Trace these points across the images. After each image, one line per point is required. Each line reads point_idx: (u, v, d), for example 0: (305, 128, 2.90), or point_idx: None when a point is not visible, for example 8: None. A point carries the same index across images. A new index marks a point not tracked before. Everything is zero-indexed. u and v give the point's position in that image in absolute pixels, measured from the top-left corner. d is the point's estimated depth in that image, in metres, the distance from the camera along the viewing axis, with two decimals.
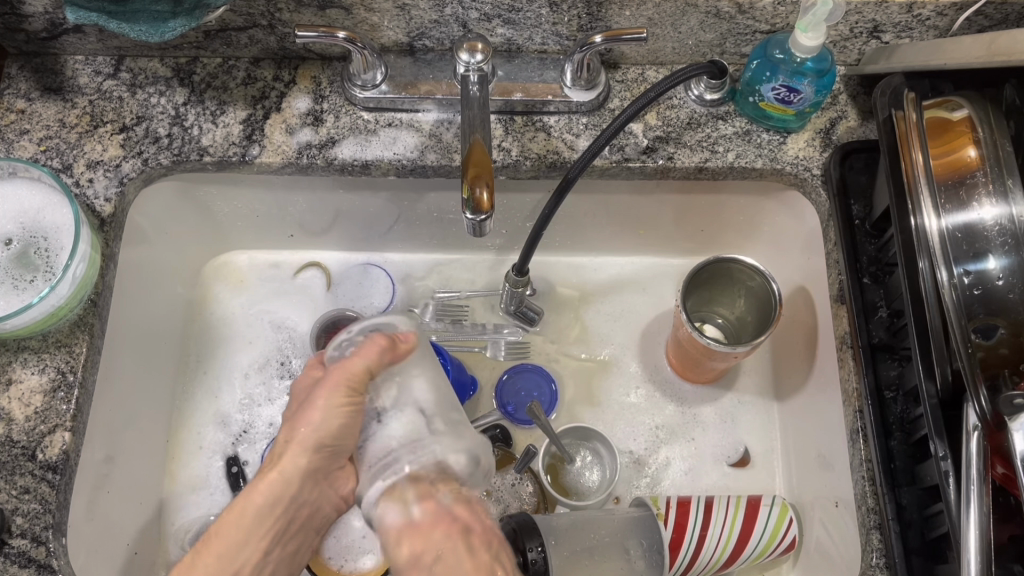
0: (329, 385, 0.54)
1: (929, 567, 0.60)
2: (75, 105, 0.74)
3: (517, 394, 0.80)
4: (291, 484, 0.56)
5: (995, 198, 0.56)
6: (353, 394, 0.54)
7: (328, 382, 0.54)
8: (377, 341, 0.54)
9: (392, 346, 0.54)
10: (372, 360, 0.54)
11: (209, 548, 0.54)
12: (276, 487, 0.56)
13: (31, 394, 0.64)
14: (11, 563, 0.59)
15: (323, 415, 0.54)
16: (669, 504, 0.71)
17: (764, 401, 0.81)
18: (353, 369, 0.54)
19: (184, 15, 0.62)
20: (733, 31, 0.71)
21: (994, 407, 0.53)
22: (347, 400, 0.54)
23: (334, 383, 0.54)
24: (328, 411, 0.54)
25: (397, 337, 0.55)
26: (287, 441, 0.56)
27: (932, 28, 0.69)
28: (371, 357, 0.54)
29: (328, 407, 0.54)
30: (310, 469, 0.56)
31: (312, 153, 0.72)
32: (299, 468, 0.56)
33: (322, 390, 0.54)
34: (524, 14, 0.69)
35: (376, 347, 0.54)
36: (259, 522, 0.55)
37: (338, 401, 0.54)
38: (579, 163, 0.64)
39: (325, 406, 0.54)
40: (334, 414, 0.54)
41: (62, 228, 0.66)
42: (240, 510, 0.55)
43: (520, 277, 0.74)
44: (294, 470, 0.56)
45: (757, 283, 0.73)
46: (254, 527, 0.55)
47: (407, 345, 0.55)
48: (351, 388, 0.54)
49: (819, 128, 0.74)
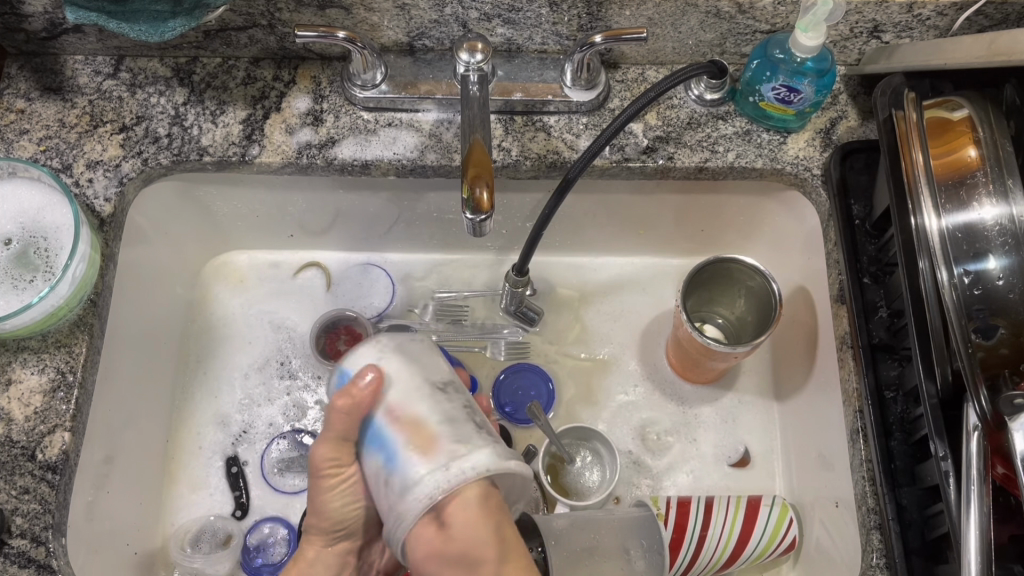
0: (314, 471, 0.54)
1: (929, 567, 0.59)
2: (75, 105, 0.74)
3: (515, 393, 0.80)
4: (321, 571, 0.60)
5: (995, 198, 0.56)
6: (340, 469, 0.54)
7: (313, 468, 0.55)
8: (339, 402, 0.50)
9: (352, 396, 0.50)
10: (345, 426, 0.51)
11: None
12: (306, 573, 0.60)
13: (31, 394, 0.64)
14: (11, 563, 0.59)
15: (325, 498, 0.56)
16: (669, 504, 0.71)
17: (764, 401, 0.81)
18: (325, 447, 0.53)
19: (184, 15, 0.62)
20: (733, 31, 0.71)
21: (994, 407, 0.53)
22: (341, 478, 0.55)
23: (314, 467, 0.54)
24: (330, 494, 0.56)
25: (356, 383, 0.50)
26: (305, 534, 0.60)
27: (932, 28, 0.69)
28: (342, 422, 0.51)
29: (326, 492, 0.55)
30: (338, 551, 0.61)
31: (312, 153, 0.72)
32: (329, 555, 0.61)
33: (315, 478, 0.55)
34: (524, 14, 0.69)
35: (339, 409, 0.50)
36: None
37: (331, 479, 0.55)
38: (579, 163, 0.64)
39: (325, 492, 0.55)
40: (338, 494, 0.56)
41: (62, 228, 0.66)
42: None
43: (521, 277, 0.74)
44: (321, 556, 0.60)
45: (758, 283, 0.73)
46: None
47: (371, 391, 0.50)
48: (334, 467, 0.54)
49: (819, 128, 0.74)
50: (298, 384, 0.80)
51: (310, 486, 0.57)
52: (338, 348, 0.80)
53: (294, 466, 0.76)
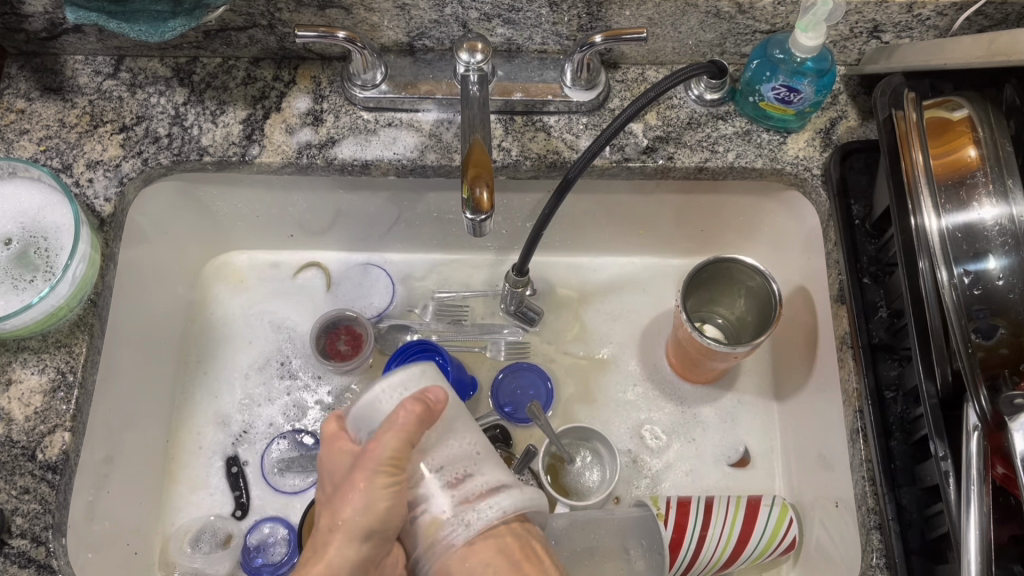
0: (370, 464, 0.51)
1: (929, 567, 0.59)
2: (75, 105, 0.74)
3: (513, 392, 0.80)
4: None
5: (995, 198, 0.56)
6: (399, 468, 0.52)
7: (366, 462, 0.51)
8: (414, 406, 0.51)
9: (427, 404, 0.52)
10: (415, 428, 0.51)
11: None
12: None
13: (31, 394, 0.64)
14: (11, 563, 0.59)
15: (369, 498, 0.51)
16: (669, 504, 0.71)
17: (763, 400, 0.81)
18: (393, 441, 0.51)
19: (184, 14, 0.62)
20: (733, 31, 0.71)
21: (994, 407, 0.53)
22: (392, 479, 0.52)
23: (374, 463, 0.51)
24: (377, 493, 0.51)
25: (429, 395, 0.52)
26: (331, 531, 0.53)
27: (932, 28, 0.69)
28: (412, 424, 0.51)
29: (374, 488, 0.51)
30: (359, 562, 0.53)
31: (312, 153, 0.72)
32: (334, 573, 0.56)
33: (363, 472, 0.51)
34: (524, 14, 0.69)
35: (413, 413, 0.51)
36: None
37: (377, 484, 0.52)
38: (579, 163, 0.64)
39: (371, 488, 0.51)
40: (385, 492, 0.52)
41: (62, 228, 0.66)
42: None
43: (521, 277, 0.74)
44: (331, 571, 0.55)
45: (758, 283, 0.73)
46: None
47: (443, 403, 0.52)
48: (393, 466, 0.52)
49: (819, 128, 0.74)
50: (298, 384, 0.80)
51: (352, 482, 0.52)
52: (338, 347, 0.80)
53: (294, 466, 0.76)
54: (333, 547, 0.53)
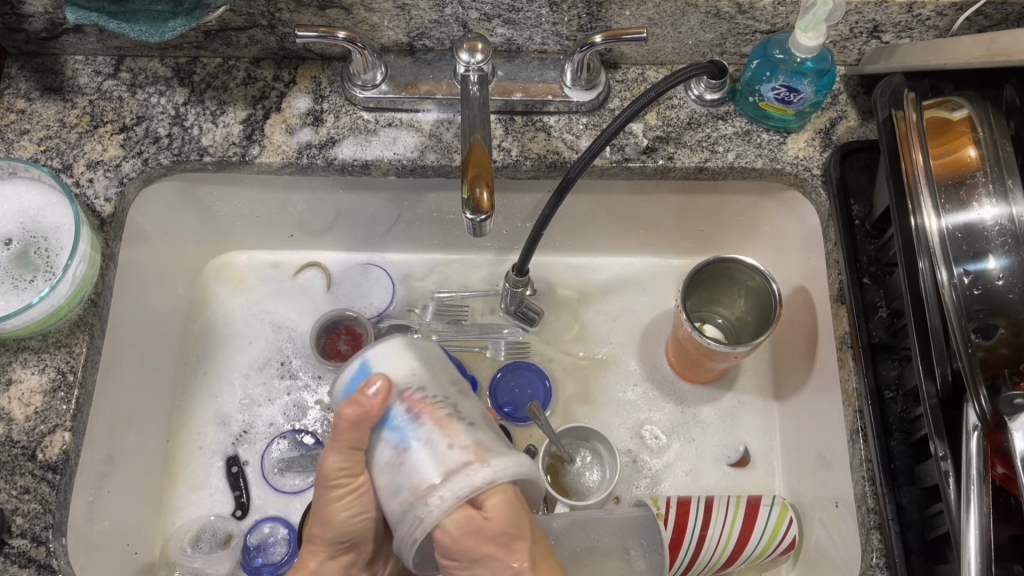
0: (325, 478, 0.55)
1: (929, 567, 0.59)
2: (75, 105, 0.74)
3: (512, 392, 0.80)
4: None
5: (995, 198, 0.56)
6: (354, 477, 0.54)
7: (323, 476, 0.55)
8: (346, 413, 0.50)
9: (360, 405, 0.50)
10: (350, 438, 0.52)
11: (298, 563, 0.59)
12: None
13: (31, 394, 0.64)
14: (11, 563, 0.59)
15: (335, 507, 0.56)
16: (670, 504, 0.71)
17: (763, 400, 0.81)
18: (338, 454, 0.53)
19: (184, 15, 0.62)
20: (733, 31, 0.71)
21: (994, 407, 0.53)
22: (350, 486, 0.55)
23: (327, 478, 0.54)
24: (340, 503, 0.56)
25: (364, 394, 0.50)
26: (307, 542, 0.59)
27: (932, 28, 0.69)
28: (348, 435, 0.51)
29: (336, 498, 0.55)
30: (342, 560, 0.60)
31: (312, 153, 0.72)
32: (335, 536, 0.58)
33: (322, 486, 0.55)
34: (524, 14, 0.69)
35: (348, 419, 0.50)
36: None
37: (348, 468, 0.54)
38: (579, 163, 0.64)
39: (334, 500, 0.55)
40: (345, 502, 0.56)
41: (62, 228, 0.66)
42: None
43: (521, 277, 0.74)
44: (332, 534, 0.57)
45: (758, 283, 0.73)
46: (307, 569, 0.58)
47: (378, 399, 0.50)
48: (347, 476, 0.54)
49: (819, 128, 0.74)
50: (298, 384, 0.80)
51: (319, 494, 0.56)
52: (338, 347, 0.80)
53: (295, 465, 0.76)
54: (312, 558, 0.58)
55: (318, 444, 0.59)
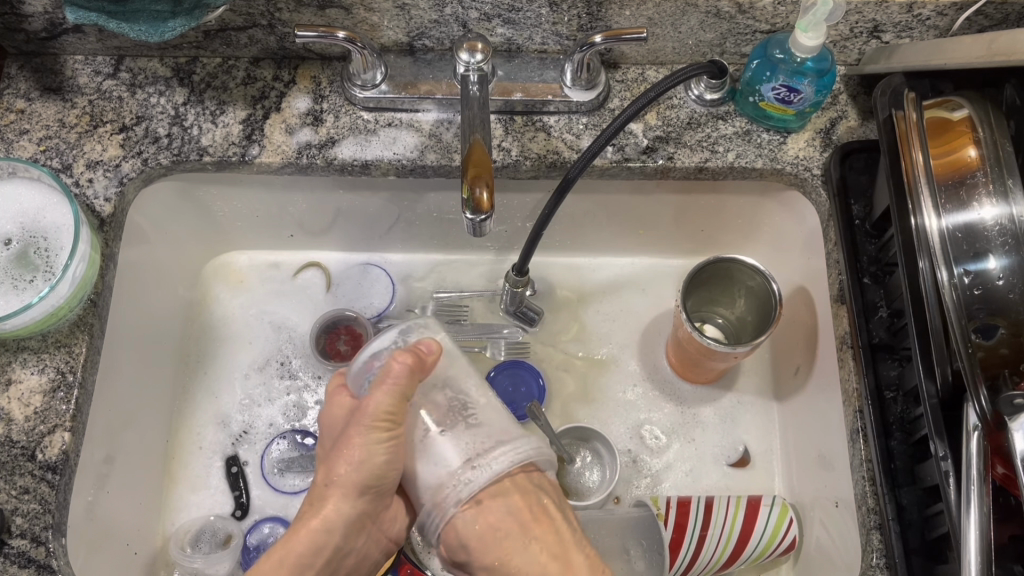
0: (363, 420, 0.53)
1: (929, 567, 0.59)
2: (75, 105, 0.74)
3: (508, 392, 0.80)
4: (338, 532, 0.55)
5: (995, 198, 0.56)
6: (393, 423, 0.53)
7: (362, 418, 0.53)
8: (404, 358, 0.53)
9: (416, 356, 0.53)
10: (404, 383, 0.53)
11: (294, 545, 0.54)
12: (320, 536, 0.55)
13: (31, 394, 0.64)
14: (11, 563, 0.59)
15: (363, 451, 0.53)
16: (669, 503, 0.71)
17: (763, 401, 0.81)
18: (385, 396, 0.52)
19: (184, 15, 0.62)
20: (733, 31, 0.71)
21: (994, 407, 0.52)
22: (387, 431, 0.53)
23: (367, 419, 0.53)
24: (372, 447, 0.53)
25: (420, 348, 0.54)
26: (326, 487, 0.55)
27: (932, 28, 0.69)
28: (402, 378, 0.52)
29: (366, 444, 0.53)
30: (357, 513, 0.56)
31: (312, 152, 0.72)
32: (348, 511, 0.55)
33: (358, 427, 0.53)
34: (524, 14, 0.69)
35: (404, 366, 0.52)
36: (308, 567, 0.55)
37: (376, 435, 0.53)
38: (579, 163, 0.64)
39: (365, 443, 0.53)
40: (377, 447, 0.53)
41: (62, 228, 0.66)
42: (281, 558, 0.54)
43: (521, 277, 0.74)
44: (341, 514, 0.55)
45: (758, 283, 0.73)
46: (301, 562, 0.54)
47: (434, 354, 0.54)
48: (389, 420, 0.53)
49: (819, 128, 0.74)
50: (298, 384, 0.80)
51: (349, 437, 0.54)
52: (338, 347, 0.80)
53: (294, 466, 0.76)
54: (330, 502, 0.55)
55: (337, 401, 0.58)
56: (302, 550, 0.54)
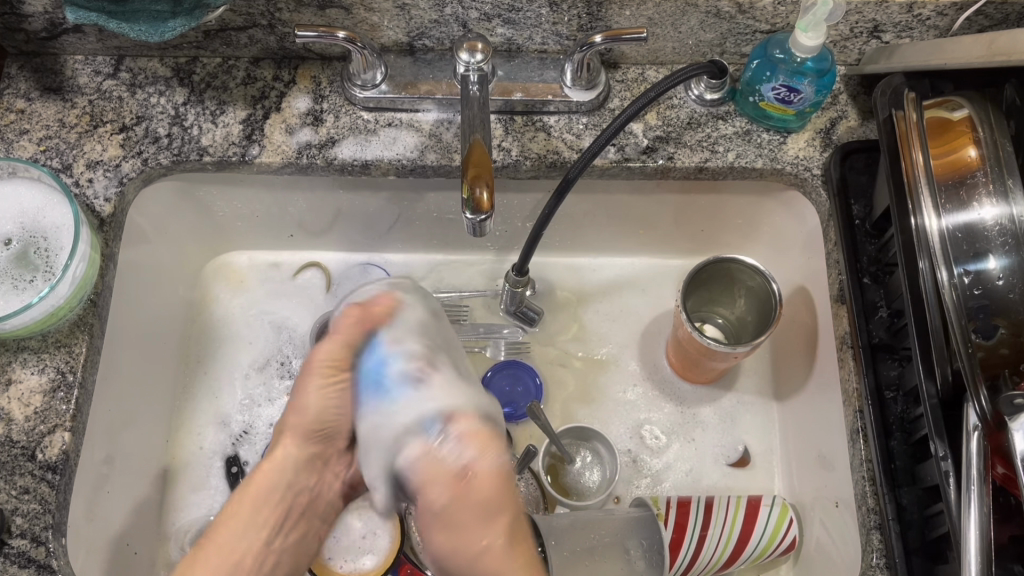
0: (310, 366, 0.59)
1: (929, 567, 0.59)
2: (75, 105, 0.74)
3: (504, 392, 0.80)
4: (288, 469, 0.60)
5: (995, 198, 0.56)
6: (336, 370, 0.58)
7: (312, 366, 0.59)
8: (351, 312, 0.58)
9: (367, 312, 0.57)
10: (353, 335, 0.57)
11: (250, 489, 0.59)
12: (274, 473, 0.59)
13: (31, 394, 0.64)
14: (11, 563, 0.59)
15: (315, 398, 0.59)
16: (669, 504, 0.71)
17: (763, 400, 0.81)
18: (334, 345, 0.58)
19: (184, 15, 0.62)
20: (733, 31, 0.71)
21: (994, 407, 0.52)
22: (332, 377, 0.58)
23: (316, 368, 0.58)
24: (321, 392, 0.59)
25: (371, 302, 0.58)
26: (281, 430, 0.61)
27: (932, 28, 0.69)
28: (347, 330, 0.57)
29: (320, 392, 0.58)
30: (305, 457, 0.60)
31: (312, 153, 0.72)
32: (297, 450, 0.60)
33: (309, 378, 0.59)
34: (524, 14, 0.69)
35: (351, 319, 0.58)
36: (263, 502, 0.58)
37: (322, 380, 0.58)
38: (579, 163, 0.64)
39: (314, 390, 0.59)
40: (329, 396, 0.59)
41: (62, 227, 0.66)
42: (246, 496, 0.58)
43: (520, 277, 0.75)
44: (289, 456, 0.60)
45: (758, 283, 0.73)
46: (252, 514, 0.57)
47: (382, 306, 0.57)
48: (331, 367, 0.58)
49: (819, 128, 0.74)
50: None
51: (301, 385, 0.60)
52: None
53: None
54: (280, 444, 0.60)
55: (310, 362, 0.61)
56: (256, 493, 0.58)
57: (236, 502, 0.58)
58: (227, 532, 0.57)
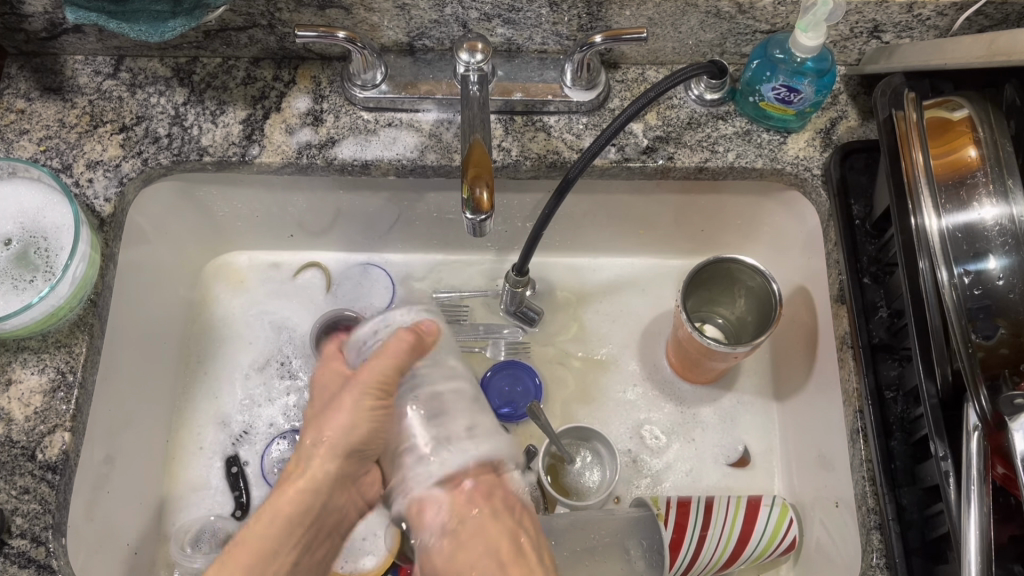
0: (361, 384, 0.58)
1: (929, 567, 0.59)
2: (75, 105, 0.74)
3: (504, 392, 0.80)
4: (322, 491, 0.58)
5: (995, 198, 0.56)
6: (386, 393, 0.58)
7: (357, 384, 0.58)
8: (405, 336, 0.58)
9: (418, 336, 0.58)
10: (402, 358, 0.58)
11: (284, 502, 0.57)
12: (308, 496, 0.57)
13: (31, 394, 0.64)
14: (11, 563, 0.59)
15: (351, 415, 0.58)
16: (669, 504, 0.71)
17: (763, 401, 0.81)
18: (382, 364, 0.58)
19: (184, 15, 0.62)
20: (733, 31, 0.71)
21: (994, 407, 0.52)
22: (379, 401, 0.58)
23: (363, 386, 0.58)
24: (363, 415, 0.58)
25: (421, 329, 0.59)
26: (315, 446, 0.59)
27: (932, 28, 0.69)
28: (401, 353, 0.58)
29: (359, 410, 0.58)
30: (338, 475, 0.59)
31: (312, 153, 0.72)
32: (331, 471, 0.58)
33: (352, 394, 0.58)
34: (524, 14, 0.69)
35: (405, 343, 0.58)
36: (300, 519, 0.57)
37: (372, 402, 0.58)
38: (579, 163, 0.64)
39: (357, 412, 0.58)
40: (366, 416, 0.58)
41: (62, 227, 0.66)
42: (271, 518, 0.56)
43: (520, 277, 0.75)
44: (325, 474, 0.58)
45: (757, 283, 0.73)
46: (290, 526, 0.56)
47: (433, 336, 0.59)
48: (380, 389, 0.58)
49: (819, 128, 0.74)
50: (298, 384, 0.80)
51: (340, 401, 0.59)
52: None
53: None
54: (315, 463, 0.58)
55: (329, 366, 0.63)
56: (289, 511, 0.56)
57: (263, 519, 0.56)
58: (256, 540, 0.54)
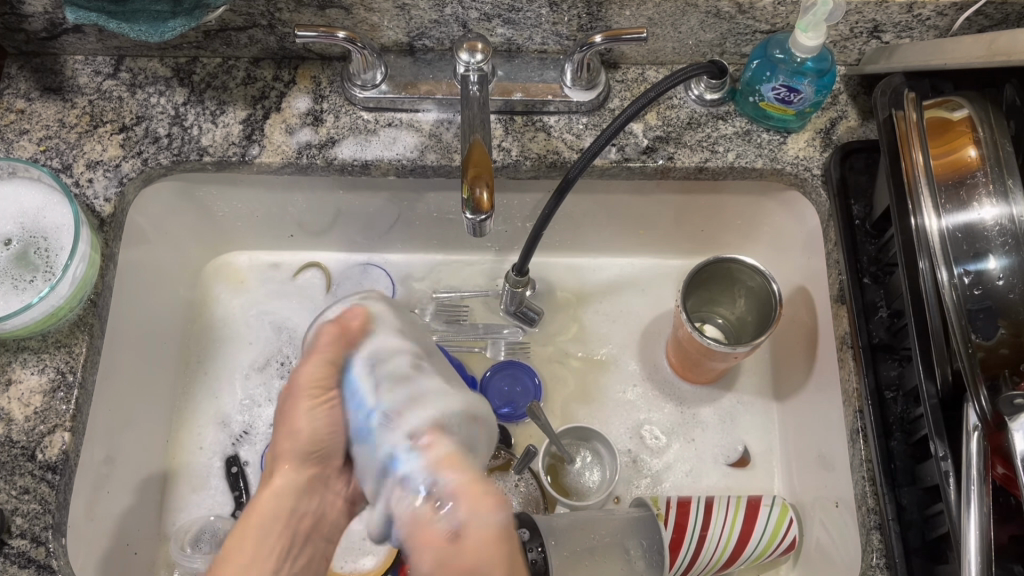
0: (298, 389, 0.59)
1: (929, 567, 0.59)
2: (75, 105, 0.74)
3: (504, 393, 0.79)
4: (289, 496, 0.59)
5: (995, 198, 0.55)
6: (324, 389, 0.59)
7: (297, 389, 0.59)
8: (329, 330, 0.59)
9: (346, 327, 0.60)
10: (331, 351, 0.59)
11: (254, 515, 0.57)
12: (275, 502, 0.58)
13: (31, 394, 0.64)
14: (11, 563, 0.59)
15: (309, 415, 0.59)
16: (670, 504, 0.71)
17: (762, 401, 0.81)
18: (315, 364, 0.59)
19: (184, 14, 0.62)
20: (733, 31, 0.71)
21: (994, 407, 0.52)
22: (324, 396, 0.59)
23: (301, 388, 0.59)
24: (310, 413, 0.59)
25: (347, 320, 0.60)
26: (275, 460, 0.60)
27: (932, 28, 0.69)
28: (328, 347, 0.59)
29: (309, 412, 0.59)
30: (303, 478, 0.59)
31: (312, 153, 0.72)
32: (293, 475, 0.59)
33: (296, 400, 0.59)
34: (524, 14, 0.69)
35: (330, 335, 0.59)
36: (268, 531, 0.57)
37: (311, 400, 0.59)
38: (579, 163, 0.64)
39: (304, 413, 0.59)
40: (316, 414, 0.59)
41: (62, 227, 0.66)
42: (245, 532, 0.57)
43: (520, 277, 0.74)
44: (288, 481, 0.59)
45: (757, 283, 0.73)
46: (262, 540, 0.56)
47: (357, 321, 0.60)
48: (318, 386, 0.59)
49: (819, 128, 0.74)
50: None
51: (289, 409, 0.60)
52: None
53: None
54: (277, 475, 0.59)
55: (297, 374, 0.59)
56: (258, 525, 0.57)
57: (235, 539, 0.57)
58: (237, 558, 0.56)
